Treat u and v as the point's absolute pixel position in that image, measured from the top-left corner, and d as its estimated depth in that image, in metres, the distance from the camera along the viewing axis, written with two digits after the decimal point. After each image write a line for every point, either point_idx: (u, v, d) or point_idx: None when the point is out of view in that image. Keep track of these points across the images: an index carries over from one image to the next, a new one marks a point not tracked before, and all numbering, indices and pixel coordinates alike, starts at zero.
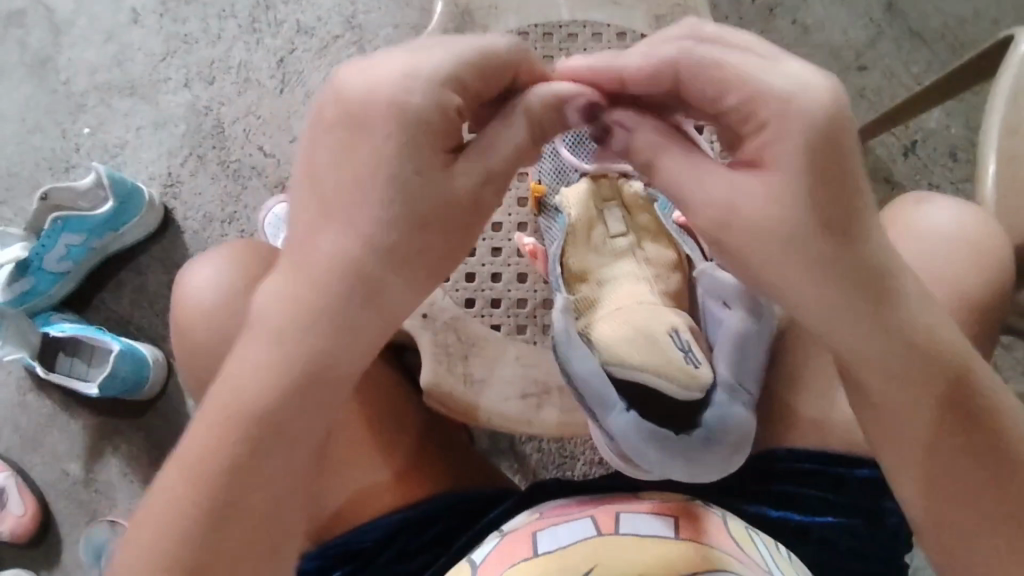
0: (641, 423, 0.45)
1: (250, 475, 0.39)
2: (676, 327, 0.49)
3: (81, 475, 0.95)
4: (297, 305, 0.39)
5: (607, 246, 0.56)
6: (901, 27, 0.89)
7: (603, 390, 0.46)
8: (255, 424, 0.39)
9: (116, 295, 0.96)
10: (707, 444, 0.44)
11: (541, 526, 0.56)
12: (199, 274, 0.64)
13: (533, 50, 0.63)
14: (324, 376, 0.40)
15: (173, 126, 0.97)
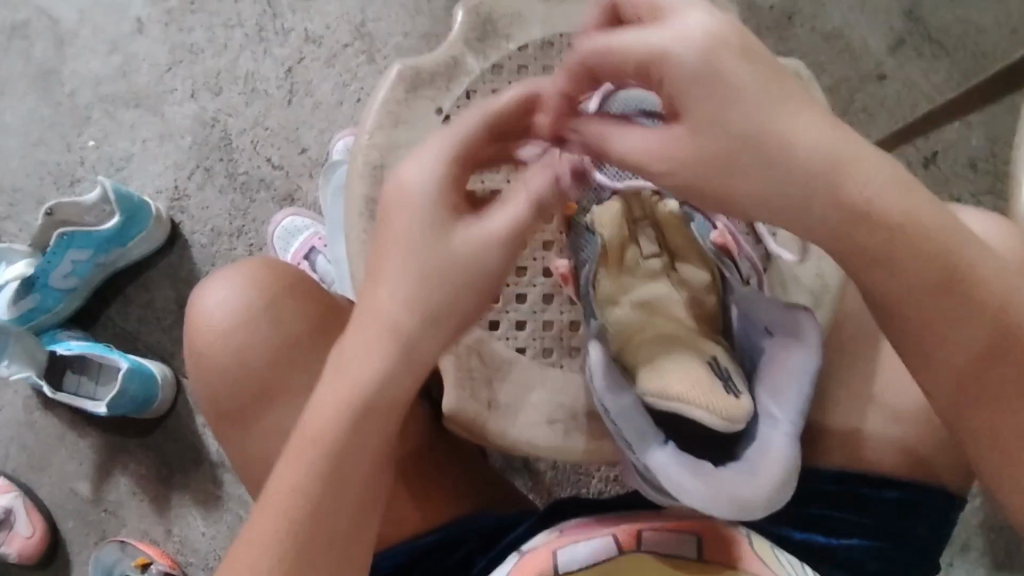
0: (681, 458, 0.44)
1: (325, 504, 0.44)
2: (716, 356, 0.46)
3: (90, 494, 0.94)
4: (359, 347, 0.45)
5: (638, 268, 0.54)
6: (922, 35, 0.87)
7: (642, 426, 0.45)
8: (326, 454, 0.44)
9: (123, 312, 0.95)
10: (753, 479, 0.42)
11: (562, 543, 0.54)
12: (214, 292, 0.62)
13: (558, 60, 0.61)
14: (376, 403, 0.45)
15: (179, 137, 0.96)
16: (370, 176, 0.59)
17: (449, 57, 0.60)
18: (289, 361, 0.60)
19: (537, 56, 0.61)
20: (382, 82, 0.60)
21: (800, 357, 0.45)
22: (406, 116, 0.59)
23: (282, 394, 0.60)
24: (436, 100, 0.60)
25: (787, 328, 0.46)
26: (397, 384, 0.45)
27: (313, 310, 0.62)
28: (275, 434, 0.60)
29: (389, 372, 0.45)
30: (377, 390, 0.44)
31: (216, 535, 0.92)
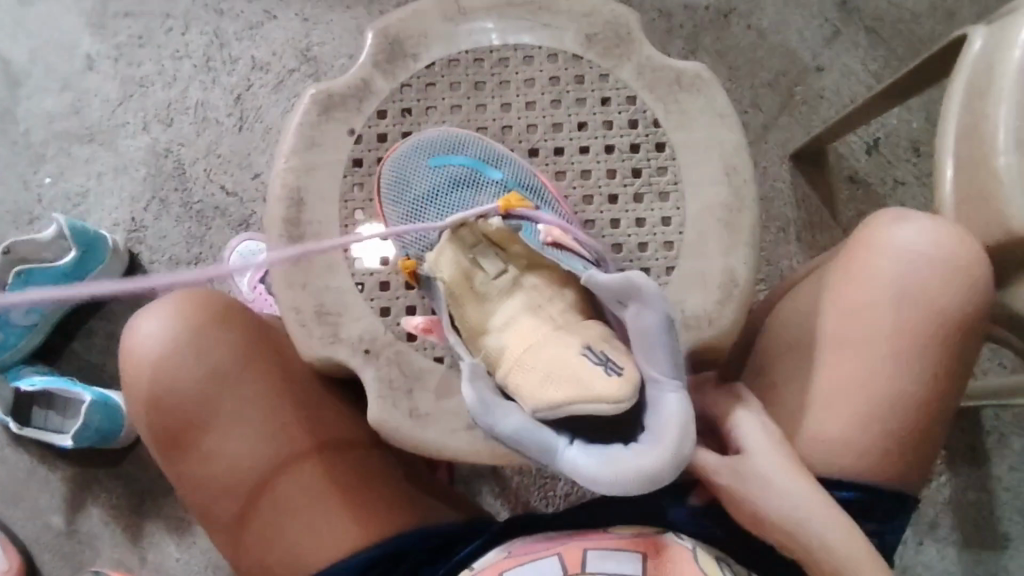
0: (588, 452, 0.43)
1: (178, 451, 0.62)
2: (590, 345, 0.48)
3: (64, 527, 0.95)
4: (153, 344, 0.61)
5: (489, 291, 0.54)
6: (857, 24, 0.88)
7: (539, 434, 0.44)
8: (154, 419, 0.62)
9: (87, 345, 0.96)
10: (655, 447, 0.42)
11: (507, 567, 0.58)
12: (146, 325, 0.62)
13: (465, 76, 0.60)
14: (195, 377, 0.61)
15: (134, 170, 0.97)
16: (287, 200, 0.59)
17: (358, 80, 0.60)
18: (220, 387, 0.62)
19: (444, 74, 0.60)
20: (298, 107, 0.61)
21: (650, 319, 0.45)
22: (321, 139, 0.60)
23: (217, 419, 0.62)
24: (348, 122, 0.60)
25: (627, 299, 0.47)
26: (159, 362, 0.61)
27: (241, 337, 0.63)
28: (221, 458, 0.62)
29: (153, 361, 0.61)
30: (155, 369, 0.61)
31: (191, 560, 0.94)
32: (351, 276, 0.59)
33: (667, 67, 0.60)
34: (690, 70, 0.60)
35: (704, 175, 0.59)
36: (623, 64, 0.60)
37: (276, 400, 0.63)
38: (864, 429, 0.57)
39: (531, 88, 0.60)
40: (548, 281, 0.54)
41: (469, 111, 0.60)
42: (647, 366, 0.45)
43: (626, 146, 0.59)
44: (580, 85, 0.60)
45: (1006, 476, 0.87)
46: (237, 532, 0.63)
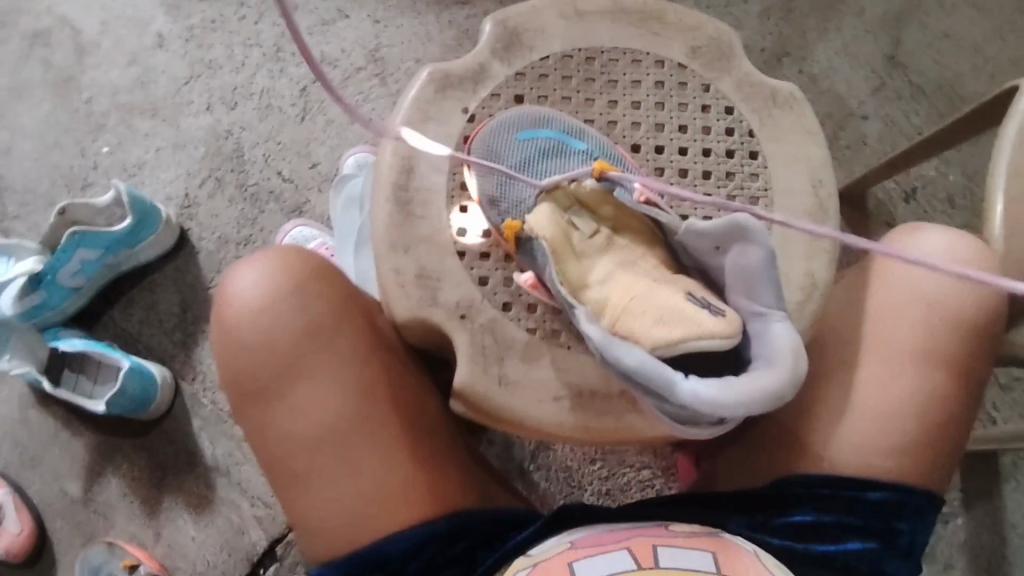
0: (703, 380, 0.46)
1: (257, 401, 0.64)
2: (689, 289, 0.51)
3: (80, 494, 0.94)
4: (256, 293, 0.65)
5: (583, 250, 0.57)
6: (903, 79, 0.94)
7: (658, 368, 0.46)
8: (242, 365, 0.64)
9: (126, 313, 0.96)
10: (770, 371, 0.45)
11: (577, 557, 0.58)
12: (246, 277, 0.65)
13: (577, 71, 0.66)
14: (287, 328, 0.64)
15: (193, 147, 0.99)
16: (398, 167, 0.65)
17: (476, 65, 0.66)
18: (311, 342, 0.64)
19: (557, 67, 0.67)
20: (413, 82, 0.66)
21: (766, 295, 0.48)
22: (436, 113, 0.65)
23: (304, 373, 0.64)
24: (462, 101, 0.65)
25: (734, 235, 0.48)
26: (258, 308, 0.64)
27: (335, 298, 0.66)
28: (300, 412, 0.63)
29: (253, 308, 0.64)
30: (253, 315, 0.64)
31: (207, 539, 0.93)
32: (452, 244, 0.65)
33: (765, 84, 0.67)
34: (784, 89, 0.66)
35: (793, 182, 0.65)
36: (724, 76, 0.67)
37: (360, 363, 0.65)
38: (884, 425, 0.62)
39: (637, 89, 0.67)
40: (638, 240, 0.57)
41: (578, 104, 0.66)
42: (750, 303, 0.49)
43: (722, 151, 0.65)
44: (682, 90, 0.67)
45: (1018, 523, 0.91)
46: (305, 489, 0.64)
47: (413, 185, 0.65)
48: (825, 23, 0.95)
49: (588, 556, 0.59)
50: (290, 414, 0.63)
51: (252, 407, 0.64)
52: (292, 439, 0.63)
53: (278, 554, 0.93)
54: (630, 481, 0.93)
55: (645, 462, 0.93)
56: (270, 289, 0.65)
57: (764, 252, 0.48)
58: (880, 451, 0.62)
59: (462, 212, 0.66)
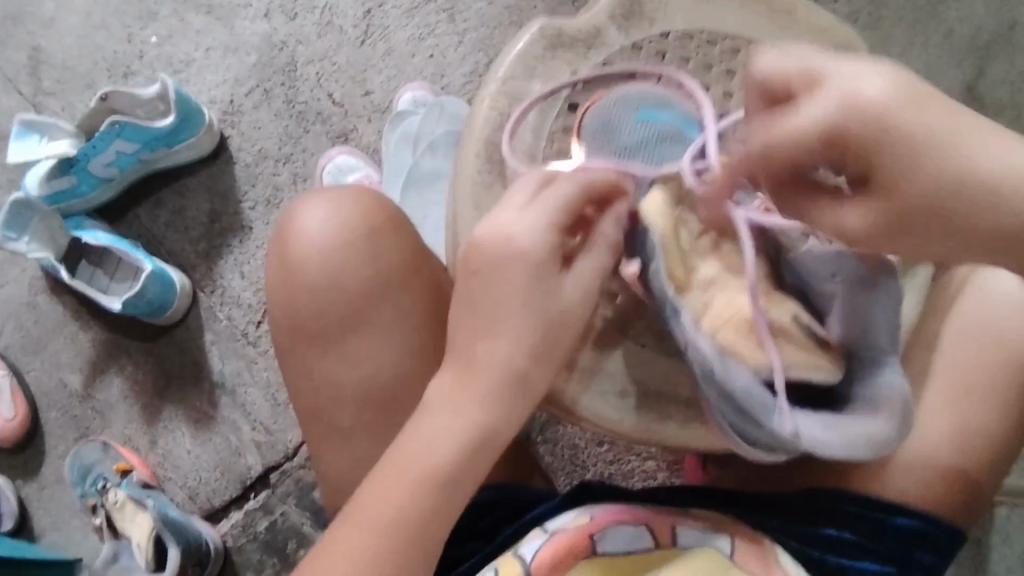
0: (806, 418, 0.44)
1: (314, 343, 0.62)
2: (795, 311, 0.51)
3: (80, 389, 0.92)
4: (328, 233, 0.62)
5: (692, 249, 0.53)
6: (977, 112, 0.92)
7: (764, 396, 0.44)
8: (302, 305, 0.61)
9: (152, 213, 0.93)
10: (879, 418, 0.43)
11: (597, 528, 0.60)
12: (316, 213, 0.63)
13: (696, 53, 0.66)
14: (354, 275, 0.61)
15: (244, 54, 0.95)
16: (493, 120, 0.64)
17: (592, 28, 0.65)
18: (378, 290, 0.61)
19: (676, 44, 0.66)
20: (522, 35, 0.65)
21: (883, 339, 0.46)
22: (542, 72, 0.65)
23: (366, 320, 0.61)
24: (572, 64, 0.65)
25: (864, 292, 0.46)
26: (325, 251, 0.61)
27: (407, 248, 0.63)
28: (356, 361, 0.61)
29: (323, 248, 0.62)
30: (318, 257, 0.61)
31: (202, 455, 0.92)
32: None
33: None
34: None
35: None
36: None
37: (422, 322, 0.62)
38: (935, 460, 0.62)
39: None
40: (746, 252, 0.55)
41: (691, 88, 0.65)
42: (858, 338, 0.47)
43: None
44: None
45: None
46: (346, 439, 0.62)
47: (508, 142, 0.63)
48: (913, 38, 0.93)
49: (609, 531, 0.60)
50: (346, 362, 0.61)
51: (306, 347, 0.62)
52: (341, 387, 0.62)
53: (270, 482, 0.91)
54: (634, 469, 0.92)
55: (652, 453, 0.92)
56: (344, 234, 0.62)
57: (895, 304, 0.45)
58: (922, 485, 0.62)
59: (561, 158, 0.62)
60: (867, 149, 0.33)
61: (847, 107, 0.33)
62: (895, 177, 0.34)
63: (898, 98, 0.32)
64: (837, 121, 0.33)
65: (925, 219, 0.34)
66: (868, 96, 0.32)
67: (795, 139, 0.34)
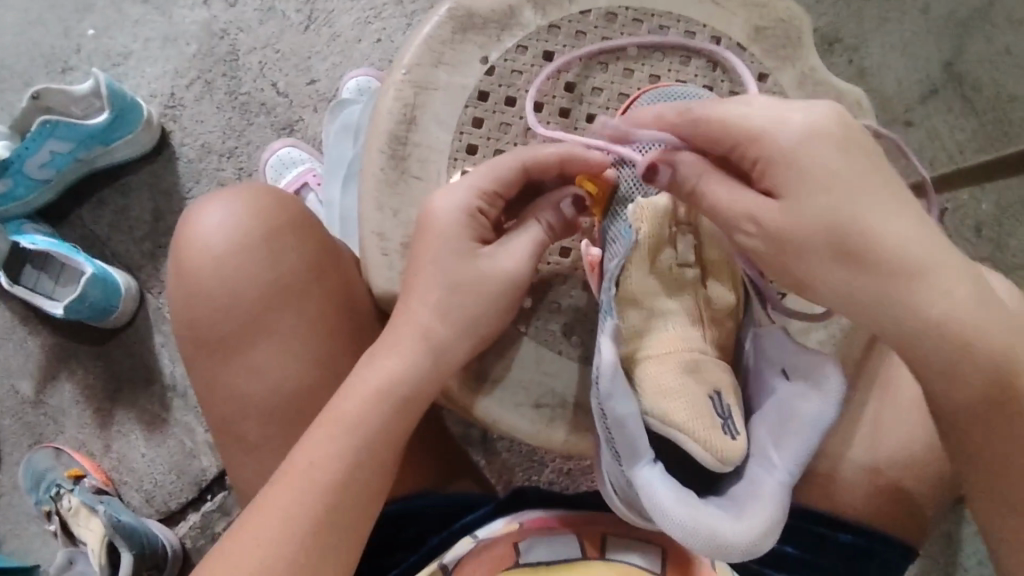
0: (667, 482, 0.44)
1: (216, 354, 0.61)
2: (721, 390, 0.48)
3: (31, 395, 0.90)
4: (224, 241, 0.61)
5: (670, 273, 0.53)
6: (955, 91, 0.89)
7: (637, 440, 0.45)
8: (202, 317, 0.61)
9: (96, 213, 0.91)
10: (737, 520, 0.43)
11: (523, 537, 0.58)
12: (214, 220, 0.61)
13: (619, 34, 0.61)
14: (251, 284, 0.60)
15: (184, 43, 0.91)
16: (399, 115, 0.60)
17: (506, 7, 0.61)
18: (278, 299, 0.60)
19: (598, 25, 0.61)
20: (430, 18, 0.61)
21: (817, 406, 0.46)
22: (450, 58, 0.60)
23: (267, 331, 0.60)
24: (483, 48, 0.61)
25: (808, 378, 0.47)
26: (221, 260, 0.60)
27: (310, 251, 0.62)
28: (257, 373, 0.60)
29: (220, 257, 0.60)
30: (214, 266, 0.60)
31: (156, 459, 0.90)
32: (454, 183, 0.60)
33: (830, 85, 0.61)
34: (852, 96, 0.61)
35: None
36: (785, 68, 0.61)
37: (324, 330, 0.61)
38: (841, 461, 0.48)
39: (686, 66, 0.61)
40: (725, 304, 0.53)
41: (614, 71, 0.60)
42: (768, 441, 0.47)
43: None
44: (737, 77, 0.60)
45: (970, 569, 0.85)
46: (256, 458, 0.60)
47: (412, 140, 0.60)
48: (887, 14, 0.90)
49: (535, 542, 0.58)
50: (252, 376, 0.60)
51: (209, 359, 0.61)
52: (245, 401, 0.60)
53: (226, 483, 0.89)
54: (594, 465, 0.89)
55: None
56: (242, 242, 0.61)
57: (828, 406, 0.46)
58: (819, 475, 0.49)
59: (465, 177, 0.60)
60: (784, 174, 0.43)
61: (777, 132, 0.43)
62: (812, 201, 0.43)
63: (826, 138, 0.43)
64: (778, 141, 0.43)
65: (814, 249, 0.43)
66: (783, 130, 0.43)
67: (723, 129, 0.44)
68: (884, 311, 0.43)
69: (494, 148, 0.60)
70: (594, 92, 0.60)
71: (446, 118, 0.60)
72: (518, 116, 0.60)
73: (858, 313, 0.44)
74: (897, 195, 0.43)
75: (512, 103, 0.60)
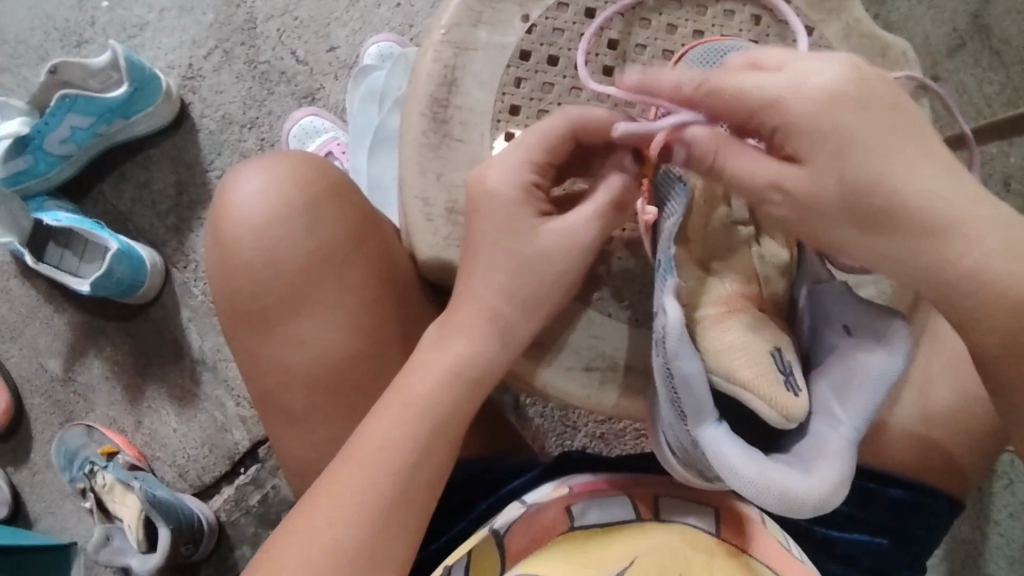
0: (734, 442, 0.44)
1: (259, 325, 0.60)
2: (780, 346, 0.48)
3: (60, 373, 0.90)
4: (263, 210, 0.60)
5: (725, 233, 0.54)
6: (982, 43, 0.88)
7: (703, 400, 0.45)
8: (243, 287, 0.60)
9: (118, 189, 0.90)
10: (806, 476, 0.43)
11: (574, 501, 0.57)
12: (252, 189, 0.60)
13: None
14: (291, 254, 0.59)
15: (200, 13, 0.90)
16: (438, 77, 0.59)
17: None
18: (318, 270, 0.59)
19: None
20: None
21: (882, 361, 0.45)
22: (490, 18, 0.59)
23: (307, 302, 0.60)
24: (523, 7, 0.60)
25: (871, 332, 0.46)
26: (261, 230, 0.60)
27: (350, 219, 0.61)
28: (301, 344, 0.60)
29: (260, 226, 0.60)
30: (255, 235, 0.60)
31: (188, 433, 0.90)
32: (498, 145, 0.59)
33: (877, 38, 0.60)
34: (898, 48, 0.60)
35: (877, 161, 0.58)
36: (831, 21, 0.60)
37: (368, 298, 0.60)
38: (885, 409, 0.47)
39: (730, 21, 0.59)
40: (780, 261, 0.54)
41: (657, 27, 0.59)
42: (831, 397, 0.46)
43: None
44: (783, 30, 0.59)
45: (1002, 521, 0.86)
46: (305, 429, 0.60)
47: (453, 103, 0.59)
48: None
49: (586, 503, 0.57)
50: (297, 347, 0.60)
51: (253, 330, 0.61)
52: (292, 372, 0.60)
53: (260, 456, 0.89)
54: (629, 428, 0.89)
55: None
56: (281, 210, 0.60)
57: (894, 361, 0.45)
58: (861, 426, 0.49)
59: (507, 139, 0.59)
60: (800, 139, 0.41)
61: (793, 101, 0.41)
62: (838, 165, 0.41)
63: (843, 102, 0.41)
64: (791, 109, 0.41)
65: (839, 215, 0.42)
66: (807, 91, 0.41)
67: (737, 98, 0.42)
68: (906, 261, 0.41)
69: (537, 108, 0.59)
70: (637, 48, 0.59)
71: (488, 79, 0.59)
72: (560, 76, 0.59)
73: (896, 273, 0.42)
74: (926, 146, 0.41)
75: (555, 62, 0.59)
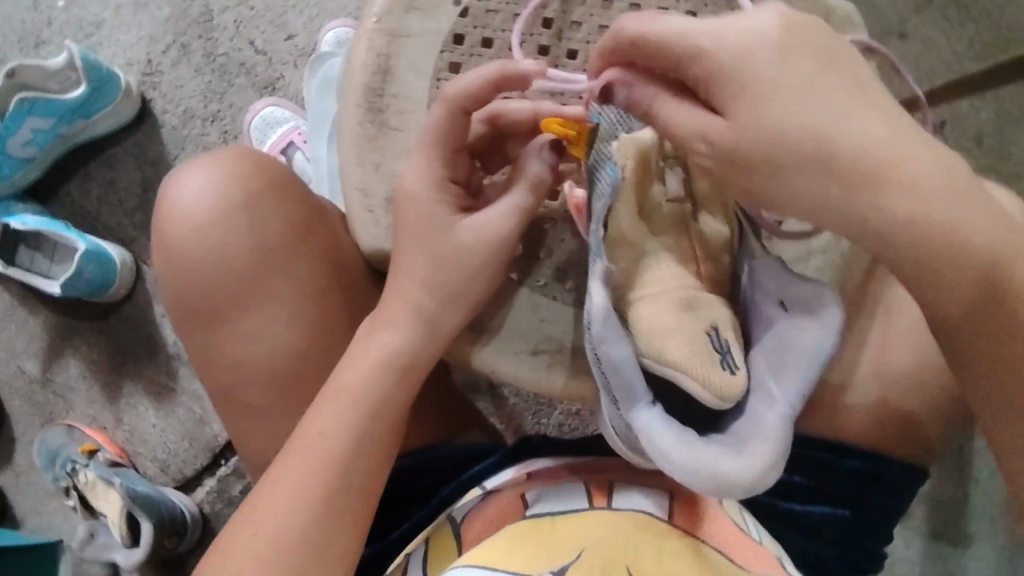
0: (665, 423, 0.44)
1: (208, 322, 0.60)
2: (717, 324, 0.47)
3: (38, 374, 0.91)
4: (205, 207, 0.60)
5: (660, 211, 0.53)
6: None
7: (633, 381, 0.45)
8: (190, 285, 0.60)
9: (84, 188, 0.90)
10: (739, 456, 0.42)
11: (529, 488, 0.57)
12: (193, 187, 0.60)
13: None
14: (235, 249, 0.59)
15: (157, 8, 0.89)
16: (372, 66, 0.59)
17: None
18: (263, 264, 0.59)
19: None
20: None
21: (816, 336, 0.45)
22: (422, 3, 0.59)
23: (253, 296, 0.59)
24: None
25: (807, 307, 0.46)
26: (204, 227, 0.60)
27: (293, 212, 0.61)
28: (250, 339, 0.60)
29: (202, 224, 0.60)
30: (197, 233, 0.60)
31: (167, 428, 0.90)
32: None
33: (818, 2, 0.59)
34: (840, 11, 0.59)
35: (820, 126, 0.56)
36: None
37: (315, 291, 0.60)
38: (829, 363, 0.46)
39: None
40: (720, 236, 0.53)
41: (593, 3, 0.58)
42: (768, 374, 0.46)
43: None
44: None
45: (983, 483, 0.85)
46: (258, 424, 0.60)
47: (389, 91, 0.59)
48: None
49: (542, 491, 0.57)
50: (247, 343, 0.60)
51: (202, 328, 0.61)
52: (243, 369, 0.60)
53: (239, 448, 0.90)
54: None
55: None
56: (222, 206, 0.60)
57: (827, 335, 0.45)
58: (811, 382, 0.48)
59: None
60: (731, 87, 0.39)
61: (718, 51, 0.39)
62: (759, 118, 0.39)
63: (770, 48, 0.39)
64: (720, 57, 0.39)
65: (788, 163, 0.39)
66: (736, 38, 0.39)
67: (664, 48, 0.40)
68: (843, 215, 0.39)
69: None
70: (573, 26, 0.58)
71: (423, 65, 0.59)
72: (496, 58, 0.58)
73: (840, 232, 0.40)
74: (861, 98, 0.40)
75: (490, 44, 0.59)
